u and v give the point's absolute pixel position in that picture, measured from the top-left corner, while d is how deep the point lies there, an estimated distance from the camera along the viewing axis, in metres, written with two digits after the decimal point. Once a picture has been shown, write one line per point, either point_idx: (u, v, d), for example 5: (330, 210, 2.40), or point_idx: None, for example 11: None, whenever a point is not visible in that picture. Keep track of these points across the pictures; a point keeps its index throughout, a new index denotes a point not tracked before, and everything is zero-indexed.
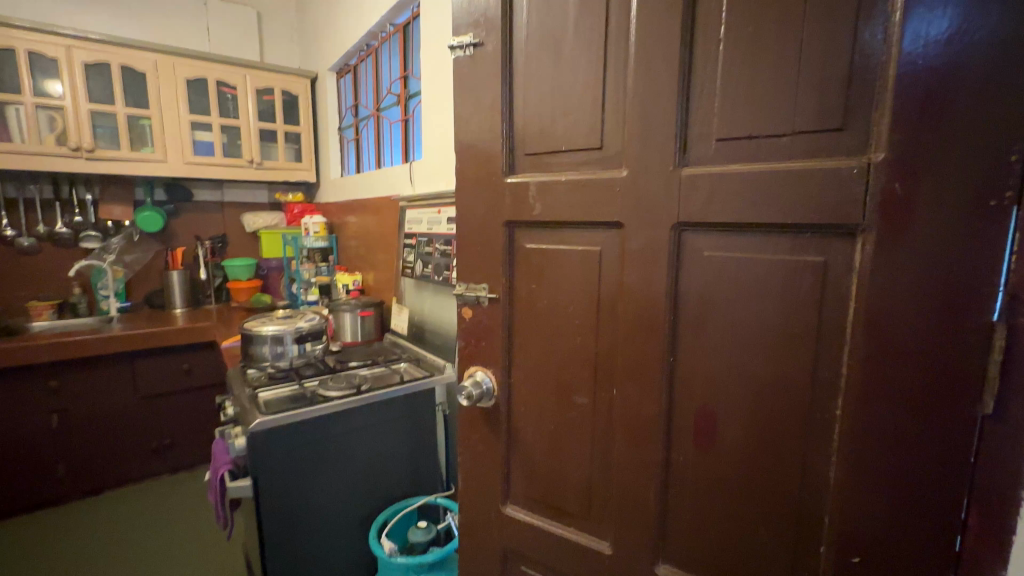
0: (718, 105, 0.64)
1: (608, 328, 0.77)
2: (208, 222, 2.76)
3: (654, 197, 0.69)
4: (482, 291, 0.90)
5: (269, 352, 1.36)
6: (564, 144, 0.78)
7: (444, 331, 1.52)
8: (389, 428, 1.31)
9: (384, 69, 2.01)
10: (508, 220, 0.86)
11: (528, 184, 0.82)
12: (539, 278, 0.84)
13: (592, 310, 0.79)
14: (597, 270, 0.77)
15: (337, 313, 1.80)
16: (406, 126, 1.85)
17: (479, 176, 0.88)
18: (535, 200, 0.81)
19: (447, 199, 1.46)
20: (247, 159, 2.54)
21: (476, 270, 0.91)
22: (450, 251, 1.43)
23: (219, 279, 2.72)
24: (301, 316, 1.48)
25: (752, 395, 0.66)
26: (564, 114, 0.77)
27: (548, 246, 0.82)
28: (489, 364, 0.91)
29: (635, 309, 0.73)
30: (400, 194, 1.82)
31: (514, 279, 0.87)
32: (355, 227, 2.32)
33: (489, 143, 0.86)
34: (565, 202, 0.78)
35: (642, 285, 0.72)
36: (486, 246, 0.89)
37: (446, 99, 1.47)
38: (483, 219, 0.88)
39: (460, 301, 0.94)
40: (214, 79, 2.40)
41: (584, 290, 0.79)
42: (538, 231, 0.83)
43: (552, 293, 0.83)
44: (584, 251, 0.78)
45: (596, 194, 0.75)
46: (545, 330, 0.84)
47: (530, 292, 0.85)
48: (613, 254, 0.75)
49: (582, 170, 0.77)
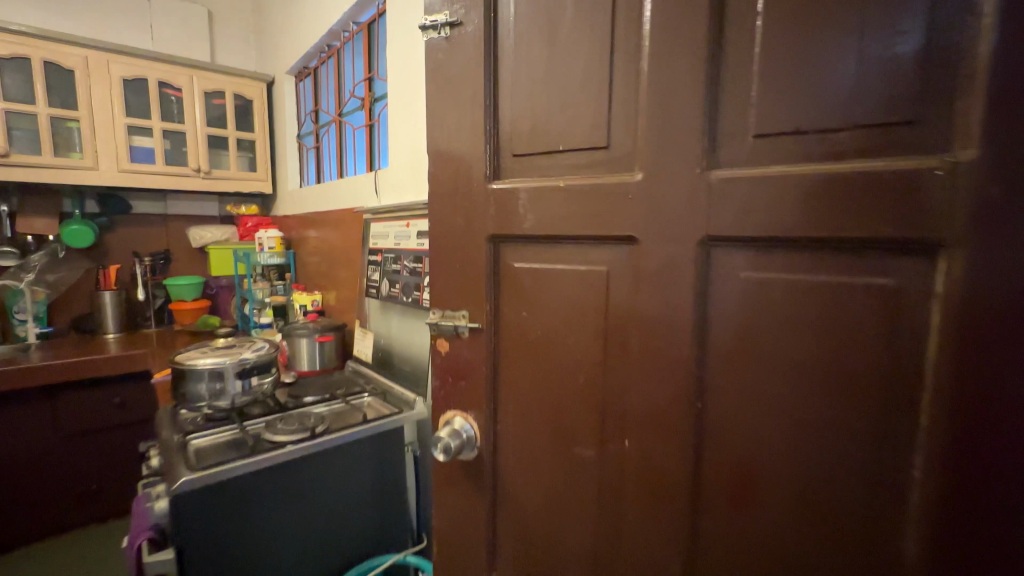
0: (755, 94, 0.52)
1: (617, 365, 0.64)
2: (149, 236, 2.50)
3: (677, 207, 0.56)
4: (462, 320, 0.74)
5: (207, 390, 1.15)
6: (561, 143, 0.64)
7: (415, 360, 1.35)
8: (351, 475, 1.13)
9: (347, 72, 1.85)
10: (492, 234, 0.71)
11: (517, 191, 0.68)
12: (532, 304, 0.69)
13: (597, 342, 0.65)
14: (605, 294, 0.64)
15: (292, 338, 1.60)
16: (371, 132, 1.69)
17: (456, 183, 0.73)
18: (526, 210, 0.67)
19: (417, 211, 1.31)
20: (193, 168, 2.31)
21: (453, 294, 0.76)
22: (421, 269, 1.27)
23: (160, 300, 2.45)
24: (247, 345, 1.28)
25: (803, 451, 0.53)
26: (561, 107, 0.64)
27: (542, 266, 0.68)
28: (470, 408, 0.76)
29: (651, 342, 0.60)
30: (363, 205, 1.64)
31: (501, 306, 0.72)
32: (315, 242, 2.13)
33: (469, 142, 0.71)
34: (565, 212, 0.64)
35: (661, 315, 0.59)
36: (466, 266, 0.74)
37: (415, 101, 1.33)
38: (462, 233, 0.74)
39: (433, 332, 0.78)
40: (155, 80, 2.17)
41: (587, 318, 0.65)
42: (530, 248, 0.69)
43: (548, 321, 0.68)
44: (589, 273, 0.64)
45: (602, 202, 0.61)
46: (539, 368, 0.70)
47: (521, 321, 0.71)
48: (624, 277, 0.62)
49: (586, 173, 0.63)
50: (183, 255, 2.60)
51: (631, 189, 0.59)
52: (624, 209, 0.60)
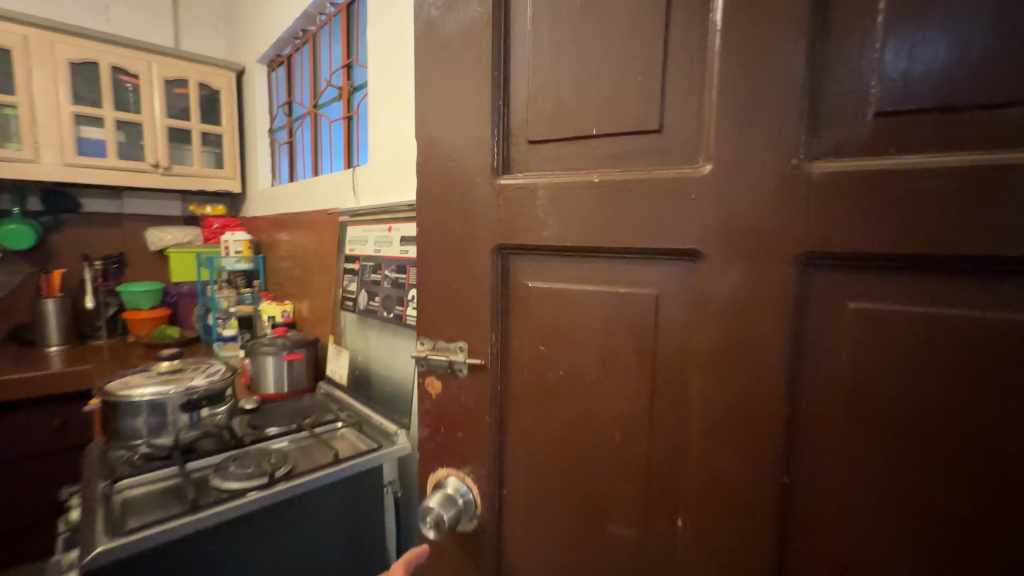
0: (878, 57, 0.38)
1: (666, 420, 0.48)
2: (101, 238, 2.27)
3: (761, 212, 0.41)
4: (460, 355, 0.58)
5: (145, 426, 0.97)
6: (595, 126, 0.49)
7: (398, 386, 1.17)
8: (319, 526, 0.95)
9: (323, 59, 1.67)
10: (499, 244, 0.55)
11: (533, 189, 0.52)
12: (551, 336, 0.53)
13: (639, 390, 0.49)
14: (652, 327, 0.48)
15: (256, 356, 1.41)
16: (349, 125, 1.52)
17: (453, 179, 0.57)
18: (546, 214, 0.51)
19: (400, 213, 1.14)
20: (150, 163, 2.09)
21: (448, 320, 0.60)
22: (404, 280, 1.10)
23: (113, 308, 2.22)
24: (198, 369, 1.10)
25: (941, 556, 0.38)
26: (596, 79, 0.48)
27: (567, 287, 0.52)
28: (468, 464, 0.60)
29: (716, 393, 0.45)
30: (339, 206, 1.47)
31: (510, 336, 0.56)
32: (287, 247, 1.94)
33: (470, 125, 0.55)
34: (600, 218, 0.48)
35: (732, 357, 0.44)
36: (464, 285, 0.58)
37: (399, 88, 1.16)
38: (459, 243, 0.58)
39: (422, 367, 0.62)
40: (108, 65, 1.95)
41: (626, 356, 0.50)
42: (550, 263, 0.53)
43: (572, 360, 0.52)
44: (631, 298, 0.49)
45: (653, 205, 0.45)
46: (560, 419, 0.54)
47: (537, 358, 0.55)
48: (680, 305, 0.47)
49: (628, 166, 0.47)
50: (141, 259, 2.37)
51: (694, 188, 0.44)
52: (682, 214, 0.44)
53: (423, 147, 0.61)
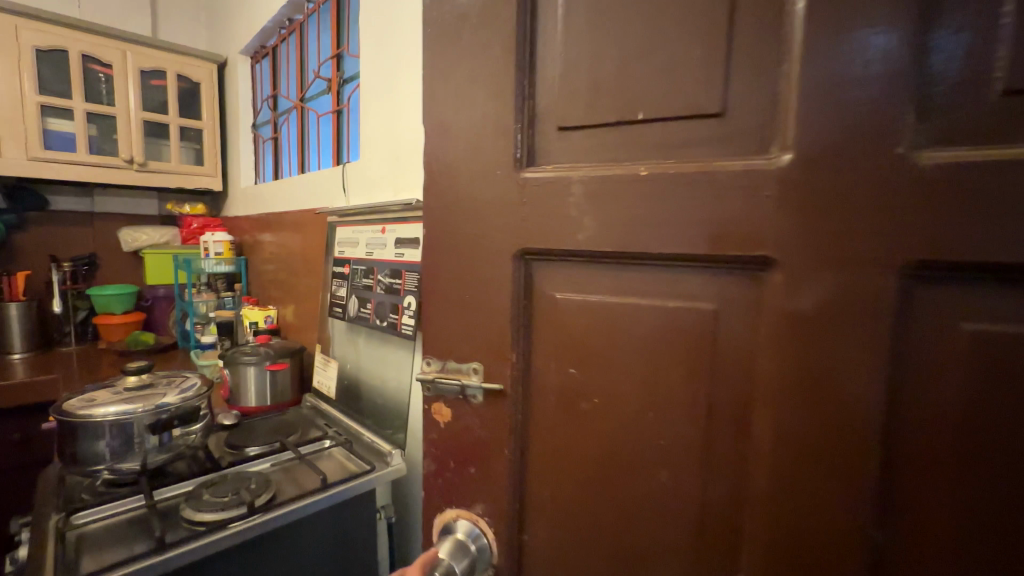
0: (1011, 21, 0.30)
1: (729, 461, 0.41)
2: (71, 238, 2.13)
3: (854, 213, 0.34)
4: (473, 378, 0.50)
5: (108, 449, 0.86)
6: (641, 110, 0.41)
7: (391, 401, 1.08)
8: (305, 560, 0.85)
9: (311, 49, 1.57)
10: (523, 249, 0.47)
11: (565, 184, 0.44)
12: (586, 357, 0.46)
13: (694, 423, 0.42)
14: (712, 350, 0.41)
15: (236, 367, 1.30)
16: (339, 119, 1.43)
17: (467, 172, 0.49)
18: (580, 214, 0.43)
19: (395, 213, 1.05)
20: (124, 159, 1.96)
21: (458, 336, 0.51)
22: (399, 286, 1.02)
23: (82, 313, 2.09)
24: (171, 384, 0.99)
25: None
26: (643, 53, 0.41)
27: (606, 300, 0.44)
28: (483, 503, 0.51)
29: (794, 431, 0.37)
30: (328, 205, 1.37)
31: (535, 356, 0.48)
32: (271, 248, 1.84)
33: (488, 109, 0.47)
34: (648, 219, 0.40)
35: (816, 388, 0.36)
36: (479, 295, 0.49)
37: (394, 77, 1.07)
38: (474, 247, 0.49)
39: (428, 390, 0.54)
40: (79, 53, 1.83)
41: (678, 382, 0.42)
42: (580, 271, 0.45)
43: (612, 386, 0.44)
44: (685, 313, 0.41)
45: (713, 205, 0.38)
46: (594, 454, 0.46)
47: (568, 382, 0.47)
48: (748, 323, 0.39)
49: (683, 158, 0.40)
50: (114, 260, 2.23)
51: (769, 183, 0.36)
52: (753, 215, 0.37)
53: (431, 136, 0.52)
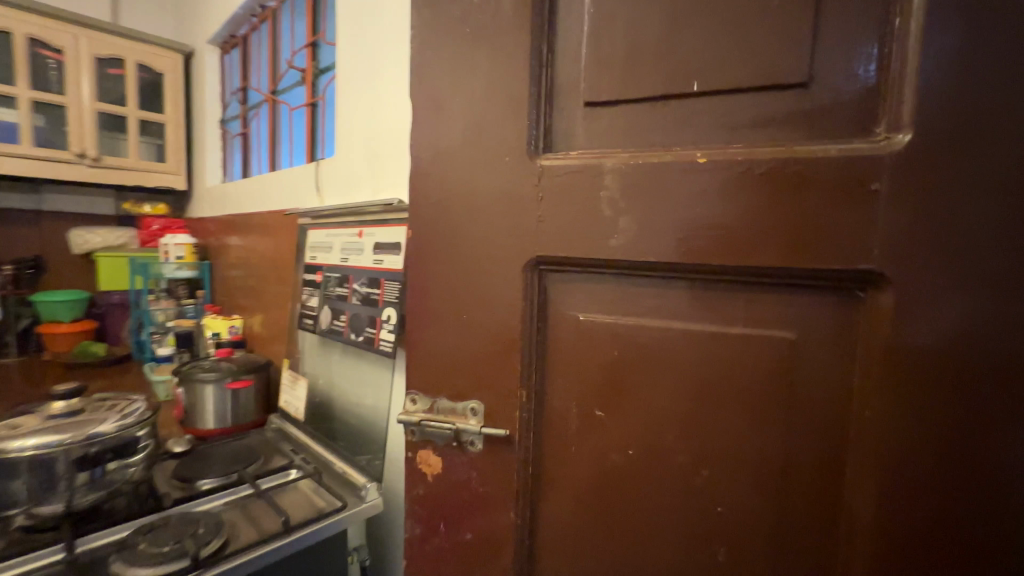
0: None
1: (798, 519, 0.35)
2: (14, 239, 1.94)
3: (964, 207, 0.29)
4: (472, 422, 0.45)
5: (25, 490, 0.72)
6: (697, 79, 0.35)
7: (366, 425, 0.96)
8: None
9: (284, 38, 1.45)
10: (537, 258, 0.41)
11: (596, 172, 0.38)
12: (612, 398, 0.40)
13: (755, 473, 0.36)
14: (765, 391, 0.36)
15: (192, 386, 1.17)
16: (313, 112, 1.31)
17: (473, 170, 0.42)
18: (615, 214, 0.37)
19: (373, 215, 0.95)
20: (76, 153, 1.79)
21: (459, 367, 0.45)
22: (377, 296, 0.90)
23: (24, 321, 1.91)
24: (107, 407, 0.85)
25: None
26: (694, 18, 0.35)
27: (637, 332, 0.39)
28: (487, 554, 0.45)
29: (895, 488, 0.32)
30: (299, 207, 1.25)
31: (549, 393, 0.43)
32: (238, 253, 1.70)
33: (502, 86, 0.40)
34: (705, 213, 0.35)
35: (901, 439, 0.31)
36: (485, 323, 0.43)
37: (375, 64, 0.96)
38: (478, 259, 0.43)
39: (413, 436, 0.48)
40: (25, 36, 1.66)
41: (752, 422, 0.36)
42: (611, 288, 0.40)
43: (647, 431, 0.39)
44: (758, 342, 0.35)
45: (780, 202, 0.33)
46: (643, 501, 0.39)
47: (591, 425, 0.41)
48: (814, 361, 0.34)
49: (754, 142, 0.34)
50: (64, 264, 2.05)
51: (853, 171, 0.31)
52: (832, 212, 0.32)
53: (426, 122, 0.45)
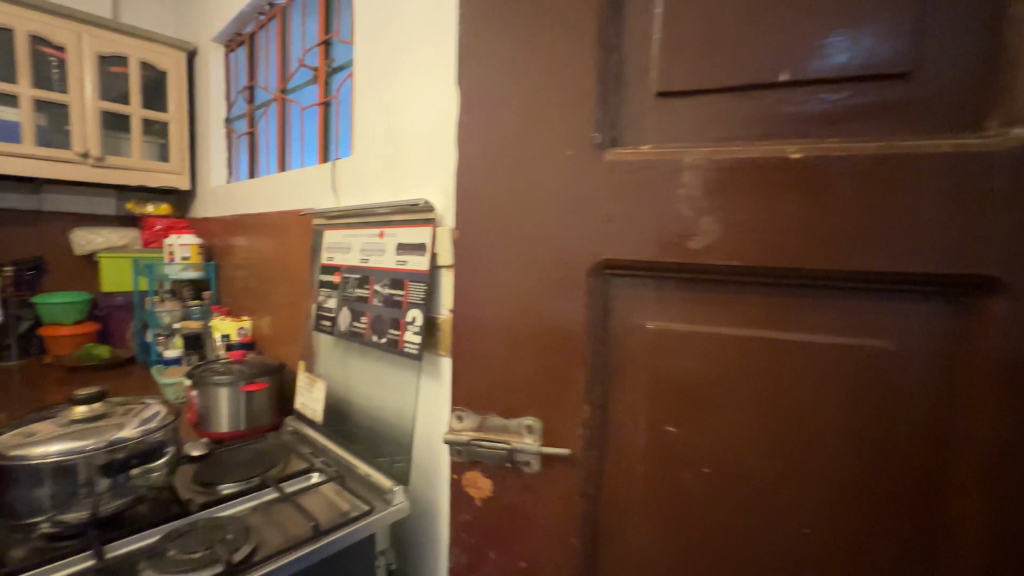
0: None
1: (901, 515, 0.36)
2: (13, 240, 1.90)
3: None
4: (528, 439, 0.48)
5: (49, 497, 0.71)
6: (787, 71, 0.37)
7: (388, 427, 0.95)
8: None
9: (295, 36, 1.44)
10: (603, 262, 0.44)
11: (677, 165, 0.40)
12: (683, 413, 0.43)
13: (851, 476, 0.38)
14: (857, 398, 0.37)
15: (205, 389, 1.16)
16: (326, 111, 1.30)
17: (530, 181, 0.46)
18: (696, 213, 0.40)
19: (394, 215, 0.94)
20: (79, 152, 1.77)
21: (510, 365, 0.48)
22: (400, 297, 0.89)
23: (26, 323, 1.88)
24: (128, 412, 0.84)
25: None
26: (767, 27, 0.38)
27: (703, 349, 0.42)
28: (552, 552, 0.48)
29: (1002, 491, 0.33)
30: (312, 207, 1.24)
31: (619, 405, 0.45)
32: (245, 253, 1.68)
33: (584, 86, 0.43)
34: (790, 202, 0.37)
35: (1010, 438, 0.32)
36: (545, 337, 0.47)
37: (395, 63, 0.95)
38: (536, 265, 0.46)
39: (460, 456, 0.52)
40: (27, 33, 1.63)
41: (847, 429, 0.38)
42: (692, 294, 0.42)
43: (730, 440, 0.41)
44: (848, 350, 0.37)
45: (864, 191, 0.35)
46: (737, 506, 0.41)
47: (664, 441, 0.43)
48: (875, 363, 0.37)
49: (848, 138, 0.36)
50: (64, 265, 2.02)
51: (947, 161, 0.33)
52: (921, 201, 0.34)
53: (497, 126, 0.47)
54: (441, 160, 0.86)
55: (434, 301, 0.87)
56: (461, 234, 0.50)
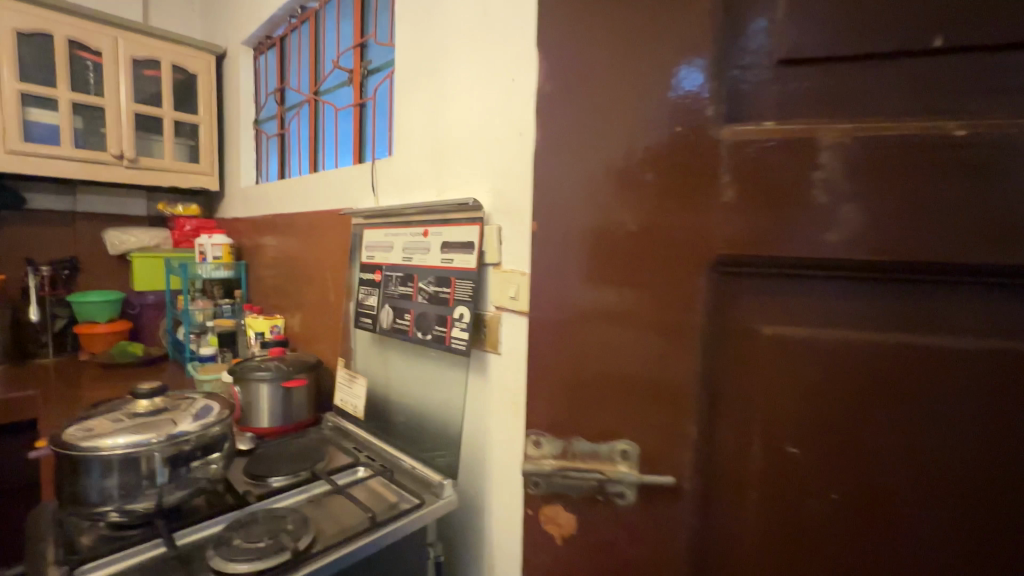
0: None
1: None
2: (50, 240, 1.95)
3: None
4: (621, 466, 0.46)
5: (117, 488, 0.73)
6: (942, 34, 0.34)
7: (433, 422, 0.97)
8: None
9: (328, 38, 1.46)
10: (717, 261, 0.41)
11: (808, 147, 0.37)
12: (808, 428, 0.39)
13: (1012, 496, 0.34)
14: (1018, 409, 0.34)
15: (247, 384, 1.18)
16: (362, 112, 1.32)
17: (625, 189, 0.44)
18: (833, 201, 0.37)
19: (438, 214, 0.95)
20: (113, 154, 1.80)
21: (603, 385, 0.46)
22: (446, 294, 0.91)
23: (61, 322, 1.92)
24: (187, 406, 0.86)
25: None
26: (864, 15, 0.36)
27: (831, 362, 0.38)
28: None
29: None
30: (350, 206, 1.26)
31: (729, 417, 0.42)
32: (276, 252, 1.71)
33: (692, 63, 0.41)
34: (943, 188, 0.34)
35: None
36: (647, 342, 0.44)
37: (438, 64, 0.97)
38: (640, 262, 0.44)
39: (537, 488, 0.49)
40: (65, 38, 1.67)
41: (1006, 443, 0.34)
42: (815, 296, 0.39)
43: (862, 458, 0.38)
44: (1010, 355, 0.34)
45: (979, 183, 0.33)
46: (878, 529, 0.38)
47: (788, 464, 0.40)
48: (977, 360, 0.35)
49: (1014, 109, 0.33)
50: (98, 264, 2.06)
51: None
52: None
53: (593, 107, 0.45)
54: (488, 161, 0.87)
55: (482, 298, 0.89)
56: (548, 234, 0.47)
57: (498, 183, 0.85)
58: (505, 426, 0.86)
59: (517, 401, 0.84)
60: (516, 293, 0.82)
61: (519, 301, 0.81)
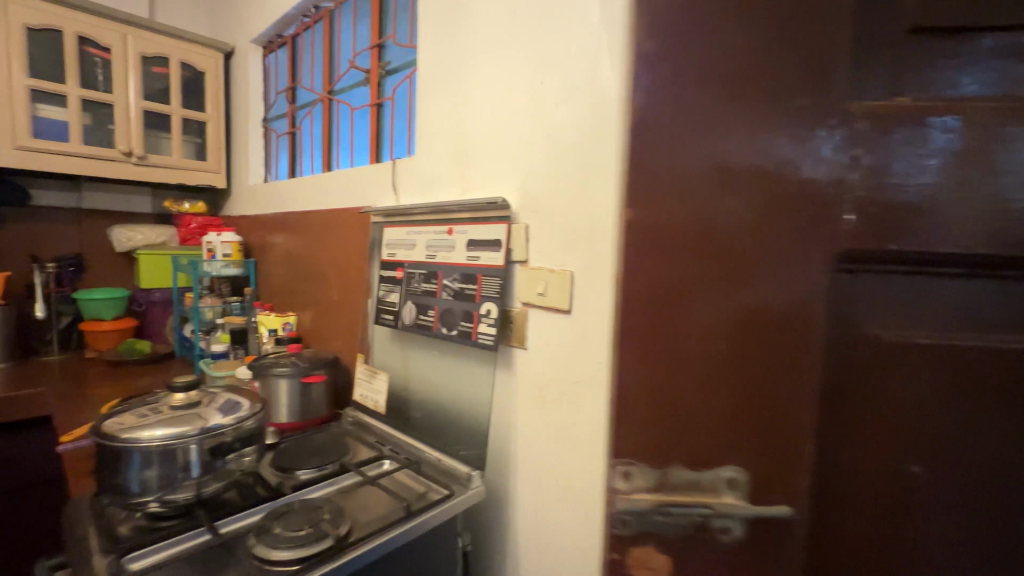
0: None
1: None
2: (55, 237, 1.94)
3: None
4: (727, 500, 0.42)
5: (157, 479, 0.75)
6: None
7: (457, 416, 0.99)
8: None
9: (343, 38, 1.48)
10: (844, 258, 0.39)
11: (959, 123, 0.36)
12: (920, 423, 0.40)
13: None
14: None
15: (267, 380, 1.19)
16: (379, 112, 1.34)
17: (728, 197, 0.39)
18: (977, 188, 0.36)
19: (462, 213, 0.98)
20: (122, 151, 1.80)
21: (700, 416, 0.41)
22: (472, 290, 0.94)
23: (66, 319, 1.91)
24: (219, 400, 0.88)
25: None
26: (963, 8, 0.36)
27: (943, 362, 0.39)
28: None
29: None
30: (368, 204, 1.28)
31: (846, 421, 0.41)
32: (286, 249, 1.72)
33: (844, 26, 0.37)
34: None
35: None
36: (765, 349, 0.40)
37: (462, 67, 0.99)
38: (762, 262, 0.39)
39: (626, 528, 0.44)
40: (74, 34, 1.67)
41: None
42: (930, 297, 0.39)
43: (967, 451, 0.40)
44: None
45: None
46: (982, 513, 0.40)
47: (901, 460, 0.41)
48: None
49: None
50: (104, 262, 2.06)
51: None
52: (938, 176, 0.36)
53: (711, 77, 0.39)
54: (516, 161, 0.90)
55: (509, 295, 0.91)
56: (645, 223, 0.41)
57: (526, 183, 0.88)
58: (531, 418, 0.89)
59: (543, 394, 0.87)
60: (544, 290, 0.84)
61: (547, 297, 0.84)
